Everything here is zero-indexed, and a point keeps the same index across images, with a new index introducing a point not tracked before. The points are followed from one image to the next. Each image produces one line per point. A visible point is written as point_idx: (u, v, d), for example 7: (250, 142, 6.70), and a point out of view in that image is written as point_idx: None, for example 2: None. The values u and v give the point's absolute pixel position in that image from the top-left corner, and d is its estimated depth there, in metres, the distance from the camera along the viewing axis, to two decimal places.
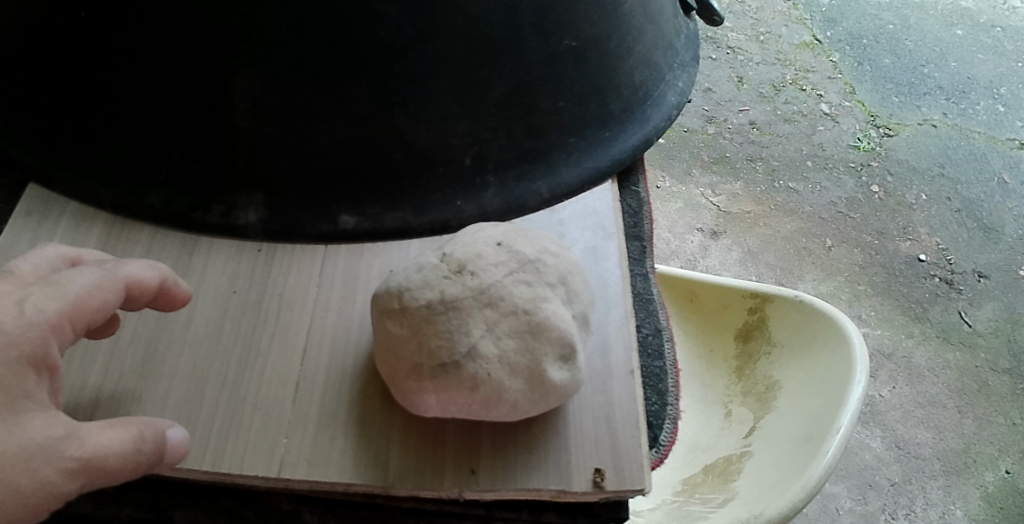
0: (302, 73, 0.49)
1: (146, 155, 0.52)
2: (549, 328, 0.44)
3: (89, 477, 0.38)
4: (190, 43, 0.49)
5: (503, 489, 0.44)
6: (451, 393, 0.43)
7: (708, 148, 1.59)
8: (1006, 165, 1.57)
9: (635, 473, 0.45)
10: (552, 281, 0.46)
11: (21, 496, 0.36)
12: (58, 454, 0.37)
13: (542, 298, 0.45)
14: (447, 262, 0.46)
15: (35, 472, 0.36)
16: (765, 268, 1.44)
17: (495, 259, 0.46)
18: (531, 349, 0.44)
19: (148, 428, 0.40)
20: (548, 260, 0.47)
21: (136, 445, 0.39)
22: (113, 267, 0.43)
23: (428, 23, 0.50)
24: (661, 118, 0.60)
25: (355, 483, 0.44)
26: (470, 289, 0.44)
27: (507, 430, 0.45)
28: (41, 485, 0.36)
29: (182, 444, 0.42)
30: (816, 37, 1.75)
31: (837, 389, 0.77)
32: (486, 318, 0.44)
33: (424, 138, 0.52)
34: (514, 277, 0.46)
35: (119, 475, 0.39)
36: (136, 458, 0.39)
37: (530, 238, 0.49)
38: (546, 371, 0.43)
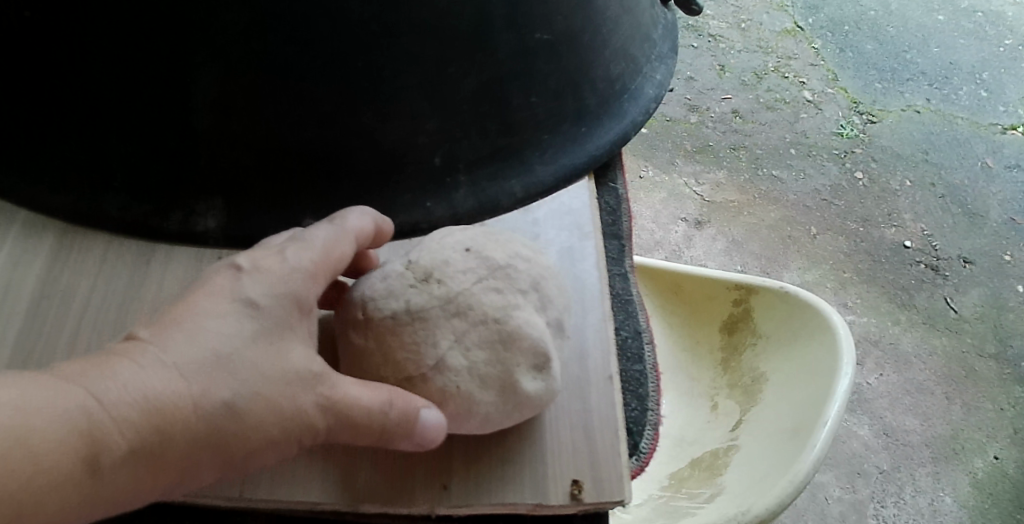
0: (262, 71, 0.47)
1: (101, 158, 0.50)
2: (520, 337, 0.43)
3: (337, 421, 0.40)
4: (141, 39, 0.46)
5: (476, 504, 0.42)
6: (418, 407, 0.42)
7: (691, 137, 1.58)
8: (989, 150, 1.57)
9: (614, 483, 0.43)
10: (524, 287, 0.45)
11: (277, 419, 0.39)
12: (314, 389, 0.40)
13: (513, 306, 0.44)
14: (412, 269, 0.45)
15: (294, 398, 0.39)
16: (750, 257, 1.43)
17: (463, 265, 0.45)
18: (502, 359, 0.43)
19: (400, 399, 0.41)
20: (520, 265, 0.46)
21: (383, 406, 0.40)
22: (338, 219, 0.46)
23: (394, 16, 0.47)
24: (639, 112, 0.58)
25: (322, 502, 0.43)
26: (437, 297, 0.44)
27: (481, 442, 0.44)
28: (292, 413, 0.39)
29: (439, 434, 0.41)
30: (798, 24, 1.74)
31: (824, 380, 0.75)
32: (454, 328, 0.43)
33: (392, 138, 0.50)
34: (484, 284, 0.45)
35: (363, 429, 0.40)
36: (381, 420, 0.40)
37: (500, 241, 0.47)
38: (518, 382, 0.43)
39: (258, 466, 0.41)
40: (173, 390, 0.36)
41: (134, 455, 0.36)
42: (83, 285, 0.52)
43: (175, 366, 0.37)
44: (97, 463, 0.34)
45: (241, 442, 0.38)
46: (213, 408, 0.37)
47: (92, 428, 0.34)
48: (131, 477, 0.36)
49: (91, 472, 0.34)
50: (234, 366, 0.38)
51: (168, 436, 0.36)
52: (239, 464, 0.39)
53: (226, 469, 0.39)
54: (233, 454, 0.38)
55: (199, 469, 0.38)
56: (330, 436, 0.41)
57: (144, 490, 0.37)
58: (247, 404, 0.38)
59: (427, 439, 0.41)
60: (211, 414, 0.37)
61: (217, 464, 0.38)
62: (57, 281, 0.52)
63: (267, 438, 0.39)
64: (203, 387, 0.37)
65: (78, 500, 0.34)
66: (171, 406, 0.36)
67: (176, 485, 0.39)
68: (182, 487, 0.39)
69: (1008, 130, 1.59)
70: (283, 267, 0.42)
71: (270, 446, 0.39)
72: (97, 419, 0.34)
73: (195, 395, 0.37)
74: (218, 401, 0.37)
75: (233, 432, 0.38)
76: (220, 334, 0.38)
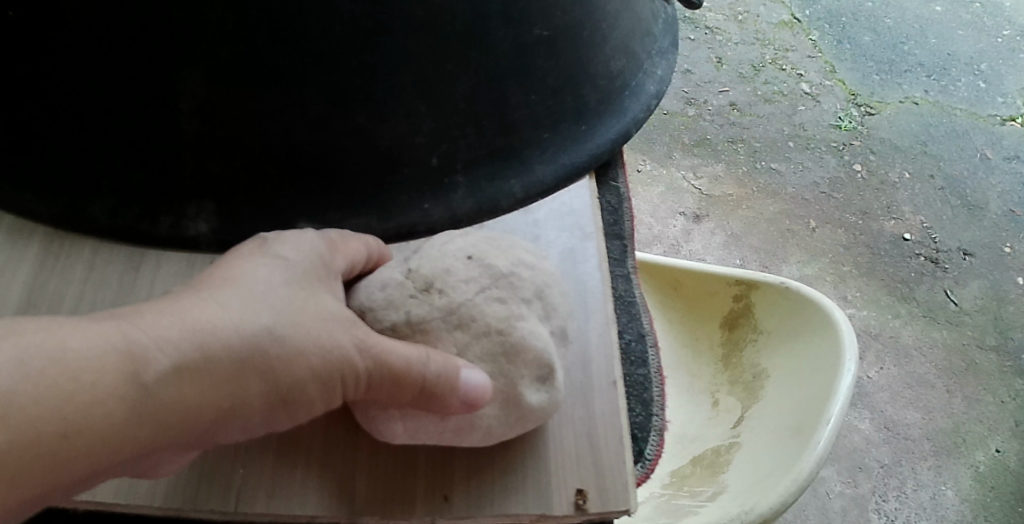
0: (254, 71, 0.46)
1: (89, 159, 0.48)
2: (525, 349, 0.45)
3: (375, 367, 0.41)
4: (126, 35, 0.45)
5: (480, 516, 0.43)
6: (419, 421, 0.43)
7: (689, 130, 1.57)
8: (988, 141, 1.56)
9: (618, 493, 0.44)
10: (526, 296, 0.47)
11: (317, 346, 0.39)
12: (354, 333, 0.41)
13: (516, 316, 0.46)
14: (414, 279, 0.47)
15: (332, 333, 0.40)
16: (749, 250, 1.42)
17: (465, 274, 0.47)
18: (505, 371, 0.45)
19: (436, 356, 0.42)
20: (522, 273, 0.48)
21: (421, 358, 0.41)
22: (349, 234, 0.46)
23: (387, 12, 0.45)
24: (640, 108, 0.57)
25: (319, 515, 0.43)
26: (439, 308, 0.46)
27: (482, 453, 0.45)
28: (332, 344, 0.40)
29: (486, 392, 0.43)
30: (795, 16, 1.72)
31: (827, 377, 0.74)
32: (457, 340, 0.45)
33: (387, 138, 0.49)
34: (486, 293, 0.47)
35: (403, 378, 0.41)
36: (420, 370, 0.41)
37: (501, 248, 0.49)
38: (522, 394, 0.44)
39: (303, 417, 0.41)
40: (211, 316, 0.37)
41: (179, 375, 0.35)
42: (71, 292, 0.52)
43: (212, 299, 0.38)
44: (141, 378, 0.34)
45: (286, 369, 0.39)
46: (254, 332, 0.38)
47: (131, 348, 0.34)
48: (178, 405, 0.36)
49: (136, 390, 0.34)
50: (266, 299, 0.39)
51: (211, 356, 0.36)
52: (286, 402, 0.40)
53: (274, 409, 0.39)
54: (279, 383, 0.39)
55: (249, 401, 0.38)
56: (375, 382, 0.41)
57: (193, 421, 0.37)
58: (285, 329, 0.39)
59: (474, 398, 0.42)
60: (252, 337, 0.38)
61: (265, 397, 0.38)
62: (44, 288, 0.52)
63: (311, 368, 0.39)
64: (241, 314, 0.38)
65: (126, 418, 0.34)
66: (209, 329, 0.37)
67: (227, 426, 0.39)
68: (232, 431, 0.39)
69: (1007, 122, 1.59)
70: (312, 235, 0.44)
71: (315, 378, 0.39)
72: (134, 339, 0.35)
73: (233, 320, 0.38)
74: (258, 325, 0.38)
75: (275, 355, 0.38)
76: (254, 276, 0.40)
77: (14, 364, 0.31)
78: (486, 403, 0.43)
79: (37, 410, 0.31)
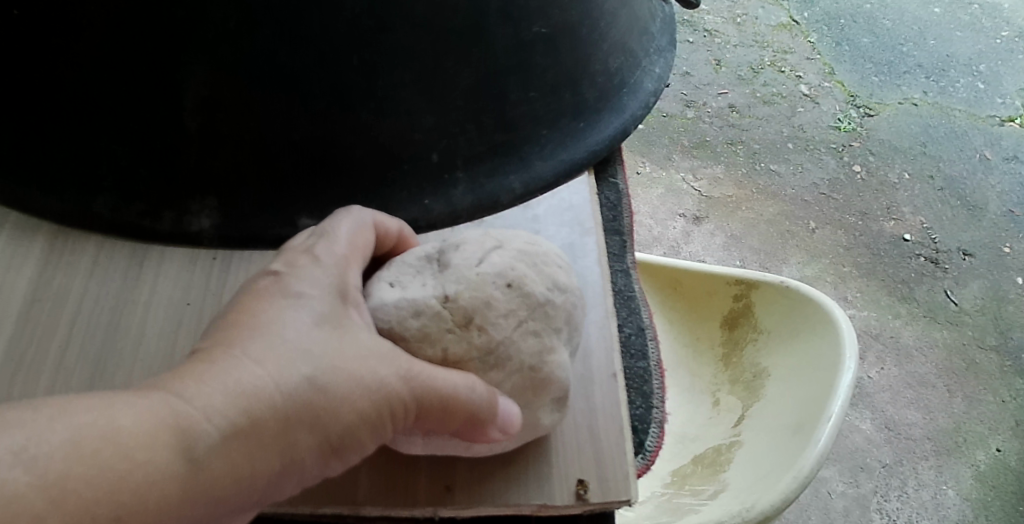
0: (256, 68, 0.46)
1: (96, 159, 0.49)
2: (550, 383, 0.45)
3: (426, 398, 0.39)
4: (132, 32, 0.45)
5: (481, 506, 0.43)
6: (441, 443, 0.43)
7: (688, 132, 1.57)
8: (987, 142, 1.57)
9: (620, 482, 0.44)
10: (558, 326, 0.46)
11: (361, 385, 0.38)
12: (405, 366, 0.39)
13: (548, 350, 0.45)
14: (452, 311, 0.44)
15: (375, 373, 0.38)
16: (749, 252, 1.42)
17: (505, 307, 0.45)
18: (528, 404, 0.44)
19: (478, 381, 0.41)
20: (557, 300, 0.47)
21: (469, 383, 0.41)
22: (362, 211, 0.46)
23: (388, 11, 0.46)
24: (639, 106, 0.58)
25: (322, 506, 0.43)
26: (478, 347, 0.44)
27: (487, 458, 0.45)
28: (377, 380, 0.38)
29: (518, 421, 0.43)
30: (794, 18, 1.73)
31: (827, 375, 0.75)
32: (493, 381, 0.44)
33: (388, 134, 0.49)
34: (523, 327, 0.45)
35: (454, 408, 0.40)
36: (470, 395, 0.40)
37: (536, 269, 0.47)
38: (539, 418, 0.45)
39: (353, 458, 0.40)
40: (253, 373, 0.35)
41: (226, 443, 0.34)
42: (76, 290, 0.52)
43: (247, 354, 0.36)
44: (192, 452, 0.33)
45: (334, 416, 0.37)
46: (295, 386, 0.36)
47: (178, 419, 0.33)
48: (230, 473, 0.34)
49: (189, 462, 0.32)
50: (305, 345, 0.37)
51: (257, 416, 0.35)
52: (335, 449, 0.38)
53: (324, 457, 0.38)
54: (328, 431, 0.37)
55: (300, 455, 0.36)
56: (422, 413, 0.40)
57: (248, 485, 0.35)
58: (328, 373, 0.37)
59: (510, 422, 0.42)
60: (296, 391, 0.36)
61: (315, 450, 0.37)
62: (49, 285, 0.52)
63: (357, 411, 0.37)
64: (278, 367, 0.36)
65: (179, 496, 0.32)
66: (252, 389, 0.35)
67: (279, 485, 0.37)
68: (285, 490, 0.38)
69: (1006, 123, 1.59)
70: (332, 254, 0.43)
71: (362, 420, 0.38)
72: (180, 410, 0.33)
73: (273, 378, 0.35)
74: (297, 377, 0.36)
75: (320, 404, 0.36)
76: (288, 323, 0.38)
77: (66, 446, 0.29)
78: (516, 431, 0.43)
79: (88, 498, 0.29)
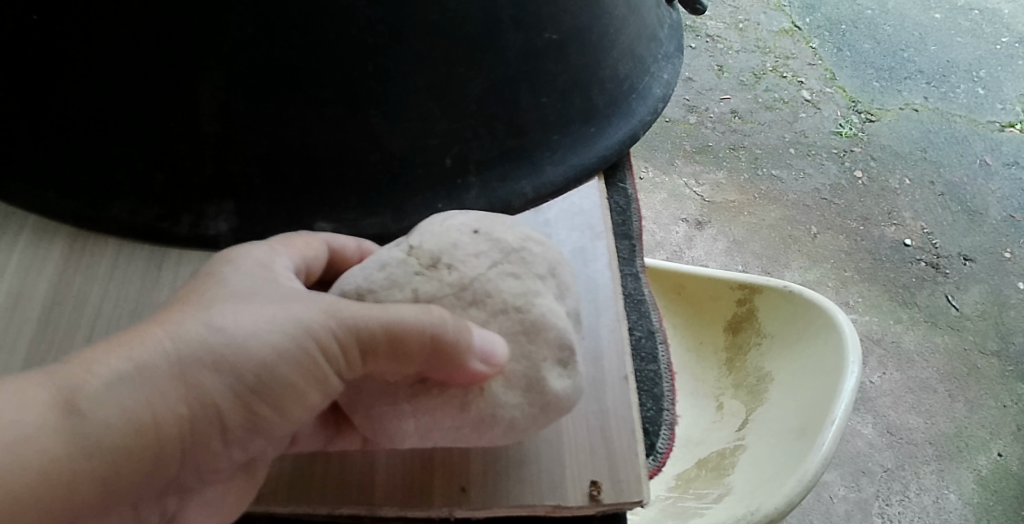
0: (256, 67, 0.47)
1: (109, 164, 0.50)
2: (545, 328, 0.44)
3: (350, 331, 0.40)
4: (130, 44, 0.46)
5: (494, 507, 0.44)
6: (432, 415, 0.43)
7: (690, 137, 1.58)
8: (987, 148, 1.58)
9: (633, 484, 0.45)
10: (541, 272, 0.46)
11: (265, 328, 0.39)
12: (336, 304, 0.40)
13: (533, 292, 0.45)
14: (417, 255, 0.45)
15: (284, 313, 0.40)
16: (751, 257, 1.43)
17: (474, 248, 0.46)
18: (529, 353, 0.44)
19: (434, 308, 0.41)
20: (534, 249, 0.47)
21: (420, 310, 0.40)
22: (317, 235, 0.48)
23: (401, 18, 0.47)
24: (647, 111, 0.58)
25: (340, 506, 0.45)
26: (450, 285, 0.44)
27: (500, 460, 0.46)
28: (278, 321, 0.39)
29: (496, 346, 0.42)
30: (795, 24, 1.74)
31: (830, 380, 0.75)
32: (474, 317, 0.44)
33: (401, 140, 0.50)
34: (499, 268, 0.45)
35: (402, 337, 0.39)
36: (422, 318, 0.40)
37: (510, 225, 0.48)
38: (546, 379, 0.44)
39: (295, 410, 0.41)
40: (148, 330, 0.38)
41: (122, 388, 0.36)
42: (95, 293, 0.52)
43: (146, 321, 0.39)
44: (76, 401, 0.35)
45: (240, 360, 0.38)
46: (190, 332, 0.38)
47: (64, 377, 0.36)
48: (126, 419, 0.36)
49: (76, 413, 0.35)
50: (211, 302, 0.40)
51: (146, 365, 0.37)
52: (258, 394, 0.39)
53: (249, 406, 0.39)
54: (241, 372, 0.38)
55: (215, 401, 0.38)
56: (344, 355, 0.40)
57: (164, 430, 0.37)
58: (226, 319, 0.39)
59: (490, 350, 0.41)
60: (193, 338, 0.38)
61: (232, 395, 0.38)
62: (69, 288, 0.53)
63: (265, 353, 0.39)
64: (173, 321, 0.38)
65: (65, 447, 0.35)
66: (145, 341, 0.37)
67: (209, 433, 0.39)
68: (214, 443, 0.40)
69: (1006, 128, 1.60)
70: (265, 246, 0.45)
71: (275, 363, 0.39)
72: (67, 369, 0.36)
73: (164, 330, 0.38)
74: (193, 326, 0.38)
75: (219, 348, 0.38)
76: (201, 291, 0.41)
77: None
78: (499, 356, 0.42)
79: None
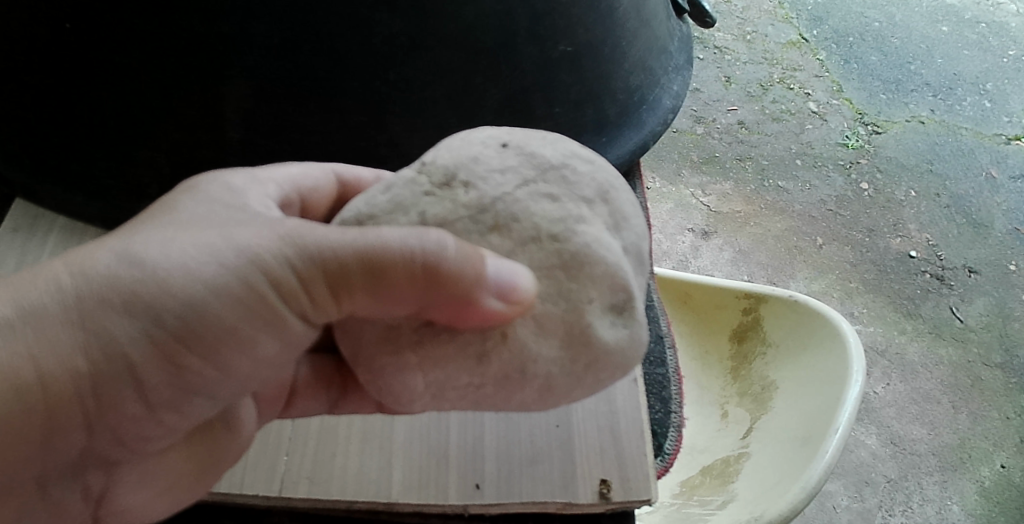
0: (281, 74, 0.48)
1: (135, 166, 0.52)
2: (593, 264, 0.40)
3: (307, 264, 0.39)
4: (158, 50, 0.48)
5: (507, 503, 0.50)
6: (443, 369, 0.40)
7: (697, 148, 1.60)
8: (993, 160, 1.59)
9: (640, 483, 0.51)
10: (588, 195, 0.42)
11: (194, 264, 0.39)
12: (299, 232, 0.40)
13: (574, 217, 0.41)
14: (431, 174, 0.42)
15: (220, 247, 0.40)
16: (756, 266, 1.44)
17: (499, 163, 0.42)
18: (568, 294, 0.40)
19: (435, 231, 0.38)
20: (578, 167, 0.43)
21: (417, 233, 0.38)
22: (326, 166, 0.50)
23: (423, 31, 0.48)
24: (657, 122, 0.60)
25: (358, 500, 0.51)
26: (468, 205, 0.41)
27: (512, 462, 0.52)
28: (213, 255, 0.39)
29: (523, 285, 0.38)
30: (803, 36, 1.76)
31: (835, 389, 0.77)
32: (497, 244, 0.40)
33: (417, 148, 0.52)
34: (531, 188, 0.41)
35: (386, 266, 0.38)
36: (413, 244, 0.38)
37: (549, 142, 0.44)
38: (592, 326, 0.40)
39: (229, 354, 0.42)
40: (62, 268, 0.39)
41: (15, 334, 0.38)
42: None
43: (62, 260, 0.40)
44: None
45: (155, 302, 0.39)
46: (104, 270, 0.39)
47: None
48: (11, 363, 0.37)
49: None
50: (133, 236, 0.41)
51: (40, 310, 0.38)
52: (182, 339, 0.40)
53: (165, 353, 0.40)
54: (157, 315, 0.39)
55: (124, 345, 0.39)
56: (287, 291, 0.40)
57: (60, 382, 0.38)
58: (148, 255, 0.39)
59: (509, 286, 0.37)
60: (100, 277, 0.39)
61: (144, 343, 0.39)
62: None
63: (192, 292, 0.39)
64: (87, 256, 0.40)
65: None
66: (43, 282, 0.39)
67: (119, 385, 0.40)
68: (128, 393, 0.41)
69: (1012, 141, 1.61)
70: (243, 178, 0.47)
71: (204, 301, 0.39)
72: None
73: (69, 268, 0.39)
74: (105, 264, 0.39)
75: (129, 288, 0.38)
76: (137, 224, 0.42)
77: None
78: (524, 295, 0.38)
79: None
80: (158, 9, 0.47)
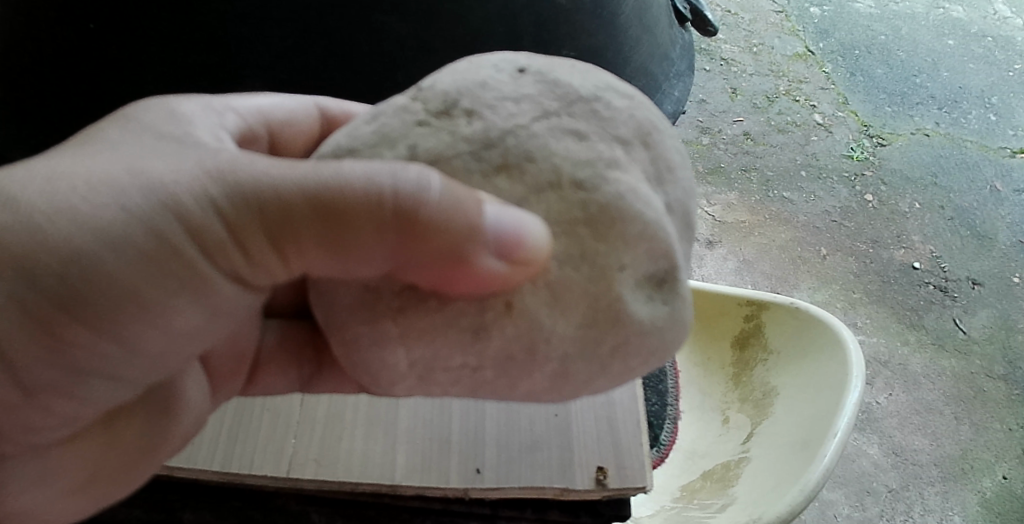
0: (294, 71, 0.53)
1: None
2: (629, 222, 0.38)
3: (233, 204, 0.37)
4: (176, 52, 0.50)
5: (507, 487, 0.55)
6: (432, 347, 0.38)
7: (702, 158, 1.61)
8: (998, 174, 1.59)
9: (635, 473, 0.56)
10: (625, 135, 0.40)
11: (88, 208, 0.36)
12: (229, 169, 0.37)
13: (604, 158, 0.38)
14: (428, 100, 0.39)
15: (127, 191, 0.37)
16: (760, 276, 1.46)
17: (515, 91, 0.39)
18: (593, 257, 0.37)
19: (406, 168, 0.36)
20: (616, 101, 0.41)
21: (391, 170, 0.35)
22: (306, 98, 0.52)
23: (430, 33, 0.51)
24: None
25: (363, 482, 0.56)
26: (473, 137, 0.38)
27: (513, 452, 0.57)
28: (117, 198, 0.36)
29: (528, 240, 0.35)
30: (809, 49, 1.77)
31: (834, 394, 0.77)
32: (504, 190, 0.38)
33: None
34: (550, 123, 0.38)
35: (349, 212, 0.36)
36: (382, 183, 0.35)
37: (579, 72, 0.42)
38: (622, 298, 0.38)
39: (131, 324, 0.39)
40: None
41: None
42: None
43: None
44: None
45: (32, 260, 0.36)
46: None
47: None
48: None
49: None
50: (19, 173, 0.38)
51: None
52: (66, 305, 0.37)
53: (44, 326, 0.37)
54: (31, 274, 0.36)
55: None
56: (207, 242, 0.38)
57: None
58: (32, 200, 0.36)
59: (512, 246, 0.34)
60: None
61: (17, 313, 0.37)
62: None
63: (81, 243, 0.36)
64: None
65: None
66: None
67: None
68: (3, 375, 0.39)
69: (1016, 154, 1.62)
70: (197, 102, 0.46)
71: (96, 254, 0.36)
72: None
73: None
74: None
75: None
76: (33, 161, 0.39)
77: None
78: (530, 250, 0.35)
79: None
80: (178, 15, 0.48)
